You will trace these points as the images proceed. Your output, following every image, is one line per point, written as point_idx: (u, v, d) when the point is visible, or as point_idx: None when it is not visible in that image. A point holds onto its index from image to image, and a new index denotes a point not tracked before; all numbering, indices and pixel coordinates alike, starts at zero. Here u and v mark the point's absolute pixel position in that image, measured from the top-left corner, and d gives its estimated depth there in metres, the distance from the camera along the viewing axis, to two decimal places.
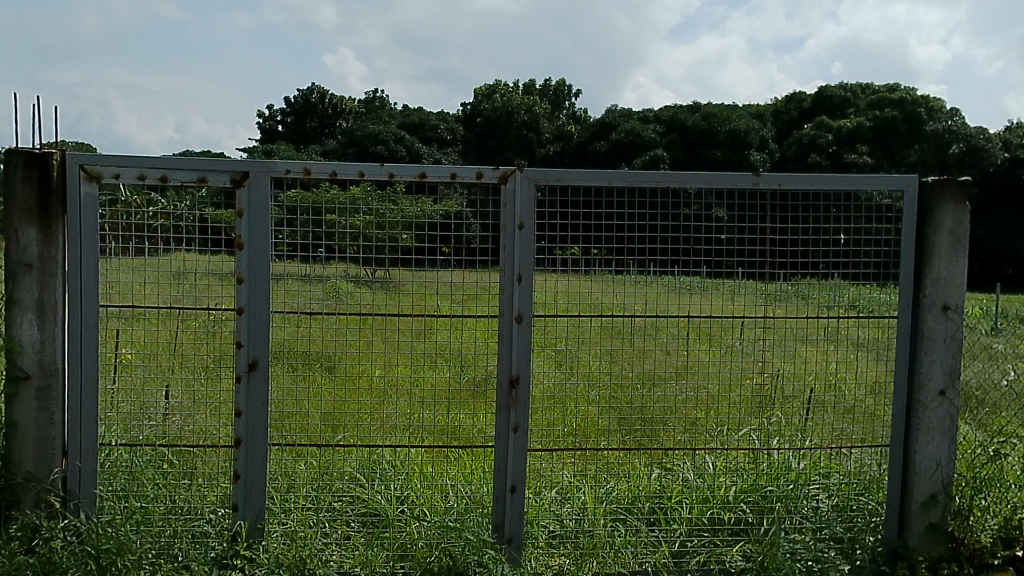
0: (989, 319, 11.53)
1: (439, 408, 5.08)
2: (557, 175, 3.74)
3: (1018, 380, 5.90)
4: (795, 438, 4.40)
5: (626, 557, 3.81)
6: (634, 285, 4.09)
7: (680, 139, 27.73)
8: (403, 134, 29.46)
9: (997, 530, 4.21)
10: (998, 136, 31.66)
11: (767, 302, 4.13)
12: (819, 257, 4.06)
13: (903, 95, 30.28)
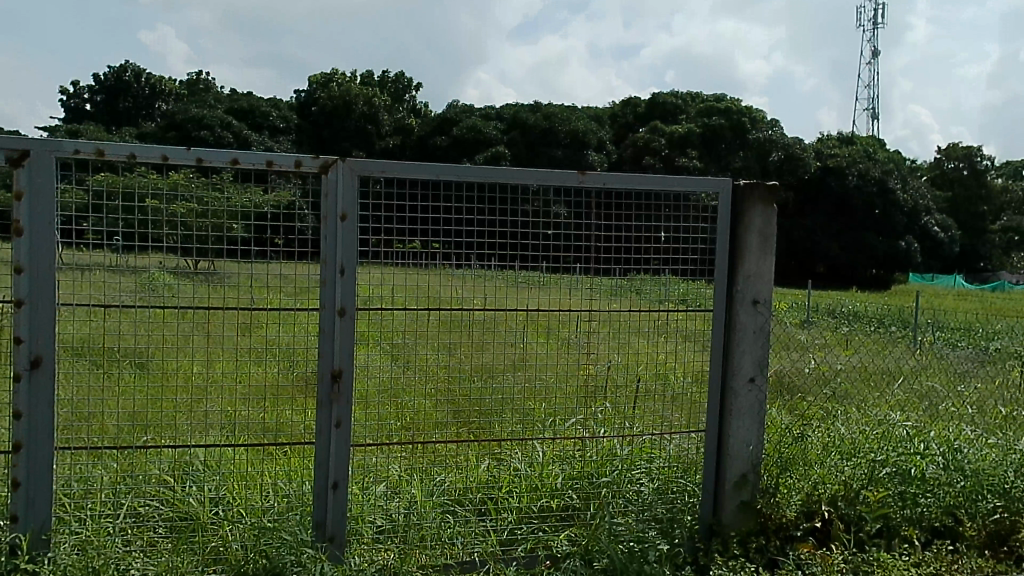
0: (802, 311, 12.59)
1: (258, 406, 4.95)
2: (383, 167, 3.69)
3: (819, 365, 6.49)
4: (622, 426, 4.62)
5: (456, 548, 3.82)
6: (475, 280, 4.08)
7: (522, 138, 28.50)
8: (238, 124, 28.36)
9: (800, 505, 4.76)
10: (813, 147, 34.69)
11: (605, 297, 4.28)
12: (654, 255, 4.29)
13: (727, 104, 32.56)
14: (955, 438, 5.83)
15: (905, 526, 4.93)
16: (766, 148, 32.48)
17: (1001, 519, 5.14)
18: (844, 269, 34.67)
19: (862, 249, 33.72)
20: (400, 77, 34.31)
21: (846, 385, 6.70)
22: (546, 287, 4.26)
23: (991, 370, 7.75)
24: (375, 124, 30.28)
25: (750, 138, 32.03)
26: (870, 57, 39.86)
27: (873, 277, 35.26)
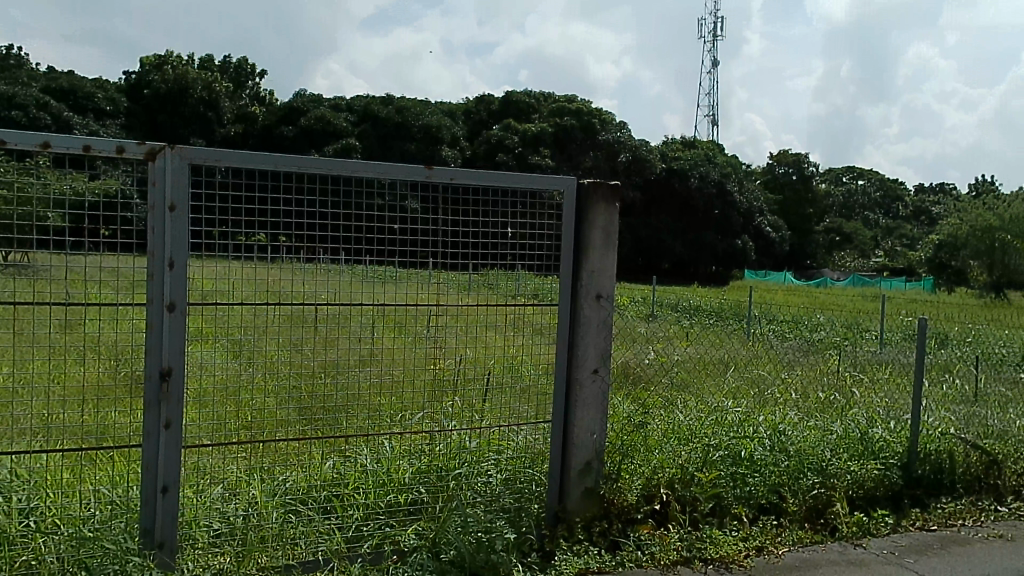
0: (647, 305, 13.25)
1: (78, 411, 4.71)
2: (215, 156, 3.54)
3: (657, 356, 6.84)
4: (472, 419, 4.67)
5: (299, 548, 3.79)
6: (325, 274, 4.02)
7: (373, 129, 29.70)
8: (58, 105, 26.47)
9: (641, 490, 5.03)
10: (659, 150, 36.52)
11: (456, 292, 4.35)
12: (506, 249, 4.40)
13: (578, 105, 33.60)
14: (781, 421, 6.30)
15: (735, 504, 5.34)
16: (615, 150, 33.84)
17: (819, 494, 5.71)
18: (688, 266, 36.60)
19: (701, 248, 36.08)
20: (242, 62, 33.11)
21: (684, 375, 7.11)
22: (399, 282, 4.22)
23: (812, 358, 8.46)
24: (214, 111, 29.34)
25: (600, 139, 33.28)
26: (710, 68, 42.34)
27: (713, 274, 37.45)
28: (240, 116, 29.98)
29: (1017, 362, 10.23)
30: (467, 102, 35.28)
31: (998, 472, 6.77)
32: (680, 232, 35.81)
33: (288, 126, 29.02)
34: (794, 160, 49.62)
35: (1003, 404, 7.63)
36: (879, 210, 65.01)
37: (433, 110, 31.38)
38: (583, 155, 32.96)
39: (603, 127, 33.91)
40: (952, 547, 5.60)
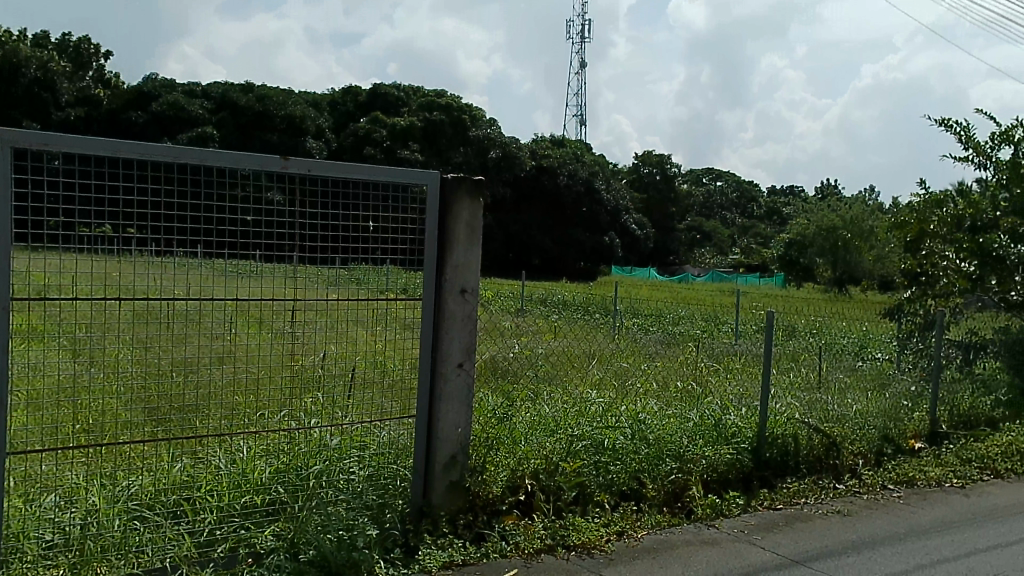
0: (517, 300, 13.47)
1: None
2: (42, 140, 3.44)
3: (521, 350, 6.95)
4: (336, 416, 4.59)
5: (145, 556, 3.71)
6: (180, 268, 3.81)
7: (231, 118, 28.84)
8: None
9: (506, 481, 5.11)
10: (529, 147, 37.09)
11: (322, 286, 4.24)
12: (370, 243, 4.35)
13: (447, 100, 33.52)
14: (641, 410, 6.52)
15: (597, 492, 5.51)
16: (485, 146, 34.12)
17: (676, 479, 6.00)
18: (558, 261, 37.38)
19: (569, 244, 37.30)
20: (83, 40, 31.02)
21: (549, 368, 7.25)
22: (262, 276, 4.11)
23: (672, 350, 8.84)
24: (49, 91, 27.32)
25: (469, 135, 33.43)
26: (579, 68, 43.37)
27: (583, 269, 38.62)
28: (81, 98, 28.14)
29: (854, 351, 11.09)
30: (334, 93, 34.55)
31: (836, 453, 7.36)
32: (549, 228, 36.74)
33: (135, 111, 27.52)
34: (659, 159, 51.22)
35: (842, 391, 8.26)
36: (738, 210, 68.82)
37: (296, 100, 30.56)
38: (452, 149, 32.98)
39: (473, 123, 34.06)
40: (796, 523, 6.03)
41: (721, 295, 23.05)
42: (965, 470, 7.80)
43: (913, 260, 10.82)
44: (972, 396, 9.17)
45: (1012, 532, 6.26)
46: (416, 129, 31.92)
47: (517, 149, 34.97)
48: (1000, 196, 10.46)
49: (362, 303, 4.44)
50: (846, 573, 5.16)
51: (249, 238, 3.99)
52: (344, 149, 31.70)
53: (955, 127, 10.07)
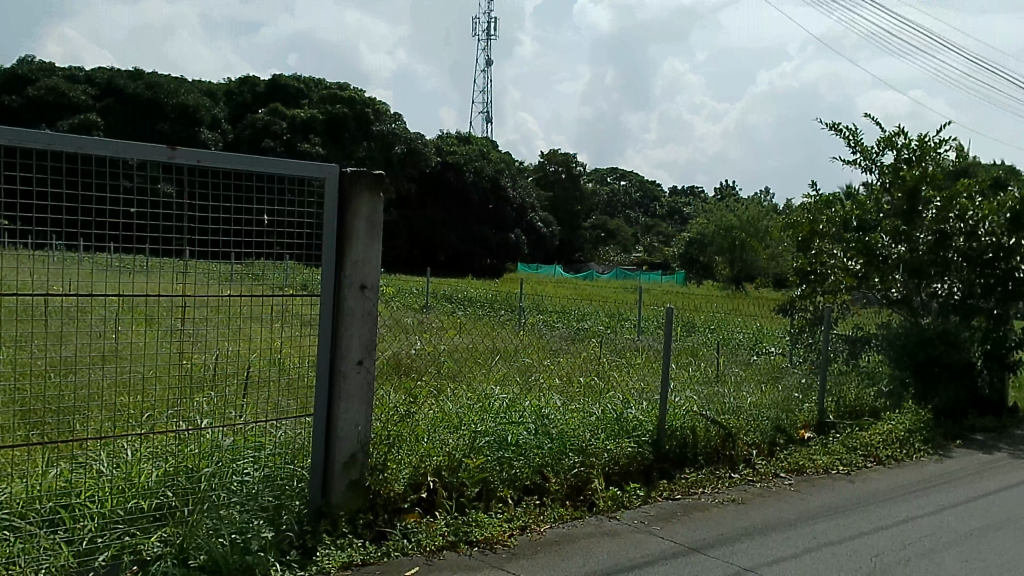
0: (422, 297, 13.40)
1: None
2: None
3: (422, 347, 6.89)
4: (229, 417, 4.44)
5: (17, 566, 3.48)
6: (62, 262, 3.55)
7: (118, 106, 27.54)
8: None
9: (408, 479, 5.06)
10: (434, 144, 37.00)
11: (216, 283, 4.13)
12: (265, 238, 4.26)
13: (349, 94, 32.93)
14: (545, 405, 6.58)
15: (501, 487, 5.54)
16: (389, 141, 33.74)
17: (579, 472, 6.10)
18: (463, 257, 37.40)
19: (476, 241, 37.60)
20: None
21: (453, 365, 7.24)
22: (152, 272, 3.86)
23: (576, 346, 8.97)
24: None
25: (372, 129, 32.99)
26: (485, 66, 43.53)
27: (488, 266, 38.40)
28: None
29: (750, 346, 11.55)
30: (230, 82, 33.42)
31: (732, 443, 7.65)
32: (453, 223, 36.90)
33: (10, 95, 25.87)
34: (564, 159, 52.54)
35: (738, 384, 8.58)
36: (641, 209, 70.56)
37: (189, 90, 29.44)
38: (354, 144, 32.41)
39: (376, 118, 33.54)
40: (694, 513, 6.23)
41: (624, 292, 23.59)
42: (851, 457, 8.24)
43: (804, 259, 11.37)
44: (858, 387, 9.71)
45: (892, 515, 6.65)
46: (318, 122, 31.25)
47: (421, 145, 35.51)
48: (883, 199, 11.11)
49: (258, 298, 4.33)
50: (739, 559, 5.36)
51: (134, 231, 3.83)
52: (242, 142, 30.76)
53: (843, 132, 10.61)
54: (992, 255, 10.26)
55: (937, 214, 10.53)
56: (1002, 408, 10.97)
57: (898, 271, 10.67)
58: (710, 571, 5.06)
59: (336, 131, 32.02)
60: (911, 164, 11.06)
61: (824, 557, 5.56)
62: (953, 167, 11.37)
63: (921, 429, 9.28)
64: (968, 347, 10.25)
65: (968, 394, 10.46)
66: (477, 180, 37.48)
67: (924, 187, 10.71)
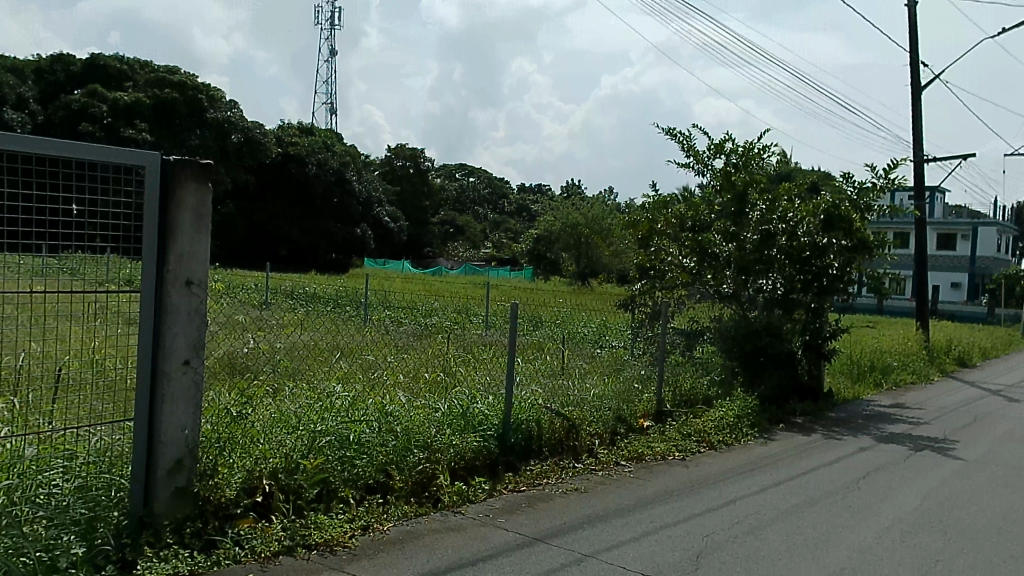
0: (262, 292, 12.93)
1: None
2: None
3: (256, 343, 6.58)
4: (34, 424, 4.04)
5: None
6: None
7: None
8: None
9: (241, 484, 4.85)
10: (273, 134, 35.77)
11: (23, 277, 3.75)
12: (77, 229, 3.95)
13: (180, 78, 31.09)
14: (389, 403, 6.48)
15: (342, 487, 5.41)
16: (225, 129, 32.32)
17: (424, 469, 6.07)
18: (305, 252, 37.03)
19: (321, 234, 37.17)
20: None
21: (291, 364, 7.00)
22: None
23: (423, 342, 8.94)
24: None
25: (205, 116, 31.36)
26: (330, 56, 42.49)
27: (334, 261, 38.54)
28: None
29: (595, 340, 11.97)
30: (41, 59, 30.56)
31: (575, 434, 7.88)
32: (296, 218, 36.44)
33: None
34: (411, 153, 51.80)
35: (581, 377, 8.87)
36: (489, 206, 71.19)
37: None
38: (185, 131, 30.34)
39: (211, 104, 31.80)
40: (537, 503, 6.37)
41: (468, 288, 23.73)
42: (685, 443, 8.73)
43: (643, 255, 11.96)
44: (693, 377, 10.31)
45: (721, 496, 7.11)
46: (144, 107, 29.32)
47: (260, 134, 34.25)
48: (714, 200, 11.83)
49: (72, 296, 4.02)
50: (580, 546, 5.54)
51: None
52: (56, 125, 28.35)
53: (677, 137, 11.21)
54: (809, 253, 11.23)
55: (762, 215, 11.35)
56: (819, 393, 11.98)
57: (728, 268, 11.38)
58: (552, 560, 5.19)
59: (165, 117, 30.25)
60: (739, 169, 11.89)
61: (660, 539, 5.85)
62: (776, 171, 12.30)
63: (748, 414, 9.96)
64: (788, 338, 11.12)
65: (789, 381, 11.41)
66: (320, 172, 36.77)
67: (751, 191, 11.53)
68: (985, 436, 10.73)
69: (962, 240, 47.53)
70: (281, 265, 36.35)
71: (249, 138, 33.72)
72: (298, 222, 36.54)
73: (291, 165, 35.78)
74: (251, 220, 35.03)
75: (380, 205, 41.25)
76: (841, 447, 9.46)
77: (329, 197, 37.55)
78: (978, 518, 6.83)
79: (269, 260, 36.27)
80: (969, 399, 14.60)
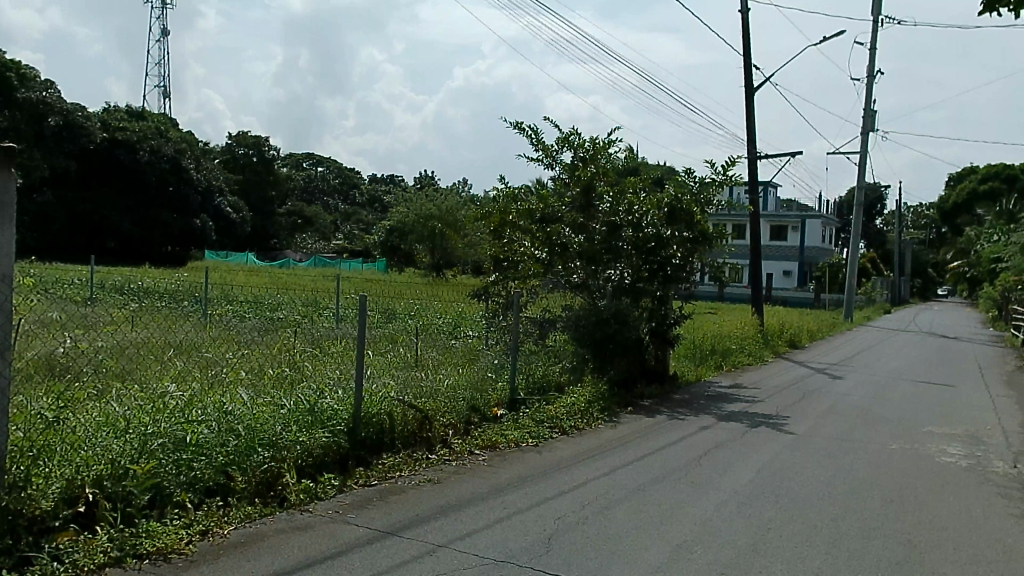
0: (84, 287, 12.09)
1: None
2: None
3: (75, 342, 6.12)
4: None
5: None
6: None
7: None
8: None
9: (60, 493, 4.53)
10: (95, 117, 33.43)
11: None
12: None
13: None
14: (229, 401, 6.21)
15: (177, 491, 5.14)
16: (39, 111, 30.29)
17: (269, 468, 5.84)
18: (136, 243, 34.75)
19: (155, 224, 34.85)
20: None
21: (118, 364, 6.58)
22: None
23: (269, 338, 8.66)
24: None
25: (16, 97, 29.19)
26: (162, 36, 40.10)
27: (170, 253, 36.94)
28: None
29: (450, 330, 12.03)
30: None
31: (429, 425, 7.87)
32: (125, 208, 34.00)
33: None
34: (253, 141, 49.69)
35: (435, 368, 8.91)
36: (339, 197, 69.65)
37: None
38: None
39: (23, 84, 29.86)
40: (390, 497, 6.32)
41: (317, 281, 23.20)
42: (538, 430, 8.94)
43: (498, 247, 12.10)
44: (545, 365, 10.59)
45: (572, 480, 7.35)
46: None
47: (82, 117, 32.15)
48: (564, 193, 12.16)
49: None
50: (433, 537, 5.55)
51: None
52: None
53: (526, 130, 11.43)
54: (653, 245, 11.75)
55: (610, 208, 11.80)
56: (665, 376, 12.63)
57: (576, 258, 11.76)
58: (404, 553, 5.17)
59: None
60: (587, 162, 12.26)
61: (512, 524, 5.97)
62: (623, 166, 12.79)
63: (598, 399, 10.35)
64: (636, 325, 11.58)
65: (637, 366, 11.97)
66: (152, 159, 34.68)
67: (597, 184, 12.01)
68: (811, 411, 11.69)
69: (792, 231, 51.54)
70: (107, 258, 33.95)
71: (69, 123, 31.84)
72: (128, 213, 34.06)
73: (117, 152, 33.63)
74: (72, 210, 32.37)
75: (221, 194, 39.49)
76: (685, 427, 10.02)
77: (163, 186, 35.56)
78: (805, 487, 7.45)
79: (94, 252, 33.79)
80: (798, 378, 15.85)
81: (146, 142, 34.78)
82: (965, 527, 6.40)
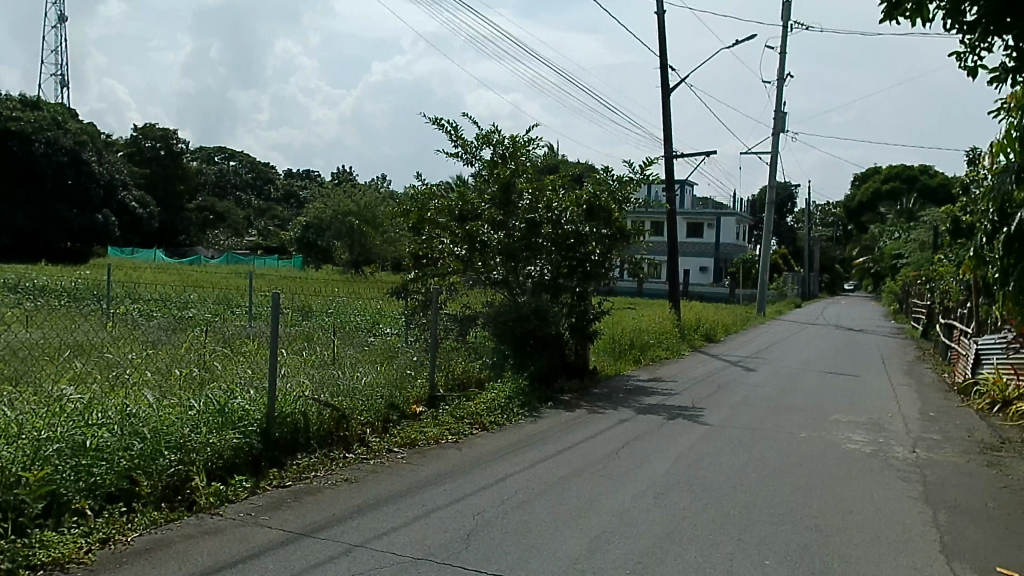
0: None
1: None
2: None
3: None
4: None
5: None
6: None
7: None
8: None
9: None
10: None
11: None
12: None
13: None
14: (133, 403, 6.01)
15: (76, 498, 4.96)
16: None
17: (176, 471, 5.67)
18: (32, 239, 33.02)
19: (53, 219, 33.26)
20: None
21: (12, 367, 6.27)
22: None
23: (176, 337, 8.39)
24: None
25: None
26: (59, 23, 38.20)
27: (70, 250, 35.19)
28: None
29: (368, 328, 11.90)
30: None
31: (345, 424, 7.78)
32: (21, 201, 32.31)
33: None
34: (160, 134, 47.93)
35: (353, 366, 8.80)
36: (253, 191, 69.01)
37: None
38: None
39: None
40: (305, 498, 6.22)
41: (230, 279, 22.64)
42: (458, 426, 8.95)
43: (416, 244, 12.13)
44: (465, 361, 10.62)
45: (491, 475, 7.39)
46: None
47: None
48: (484, 190, 12.11)
49: None
50: (349, 537, 5.51)
51: None
52: None
53: (445, 126, 11.40)
54: (572, 242, 11.99)
55: (529, 205, 11.89)
56: (585, 371, 12.81)
57: (496, 256, 11.75)
58: (319, 554, 5.11)
59: None
60: (507, 158, 12.32)
61: (430, 522, 5.98)
62: (543, 162, 12.88)
63: (518, 394, 10.43)
64: (555, 321, 11.70)
65: (557, 361, 12.12)
66: (49, 152, 33.09)
67: (516, 180, 11.95)
68: (725, 402, 12.08)
69: (708, 228, 53.09)
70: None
71: None
72: (24, 207, 32.31)
73: (9, 143, 31.98)
74: None
75: (126, 188, 37.93)
76: (604, 420, 10.21)
77: (61, 179, 33.85)
78: (718, 476, 7.70)
79: None
80: (712, 371, 16.36)
81: (41, 133, 33.10)
82: (868, 510, 6.75)
